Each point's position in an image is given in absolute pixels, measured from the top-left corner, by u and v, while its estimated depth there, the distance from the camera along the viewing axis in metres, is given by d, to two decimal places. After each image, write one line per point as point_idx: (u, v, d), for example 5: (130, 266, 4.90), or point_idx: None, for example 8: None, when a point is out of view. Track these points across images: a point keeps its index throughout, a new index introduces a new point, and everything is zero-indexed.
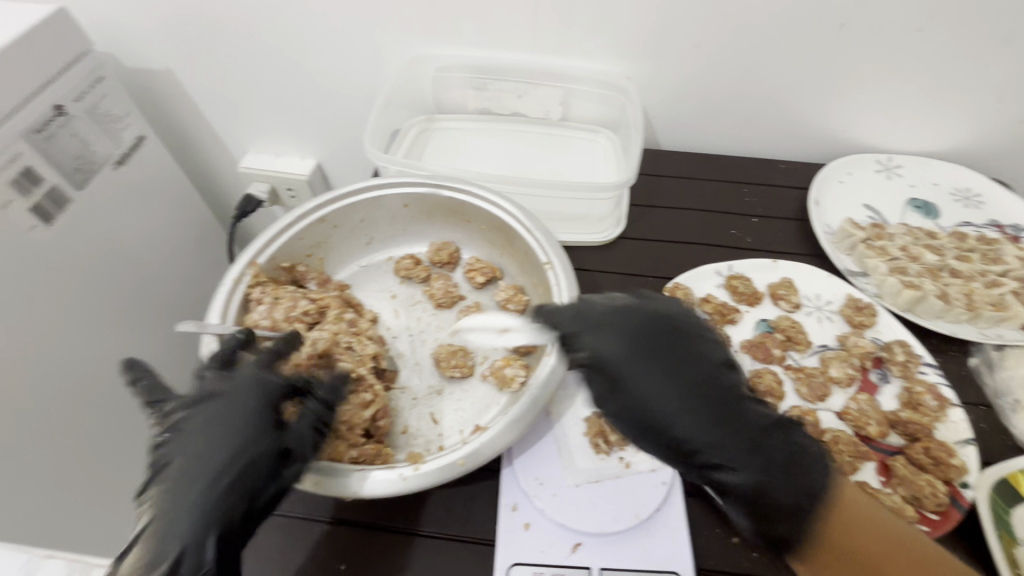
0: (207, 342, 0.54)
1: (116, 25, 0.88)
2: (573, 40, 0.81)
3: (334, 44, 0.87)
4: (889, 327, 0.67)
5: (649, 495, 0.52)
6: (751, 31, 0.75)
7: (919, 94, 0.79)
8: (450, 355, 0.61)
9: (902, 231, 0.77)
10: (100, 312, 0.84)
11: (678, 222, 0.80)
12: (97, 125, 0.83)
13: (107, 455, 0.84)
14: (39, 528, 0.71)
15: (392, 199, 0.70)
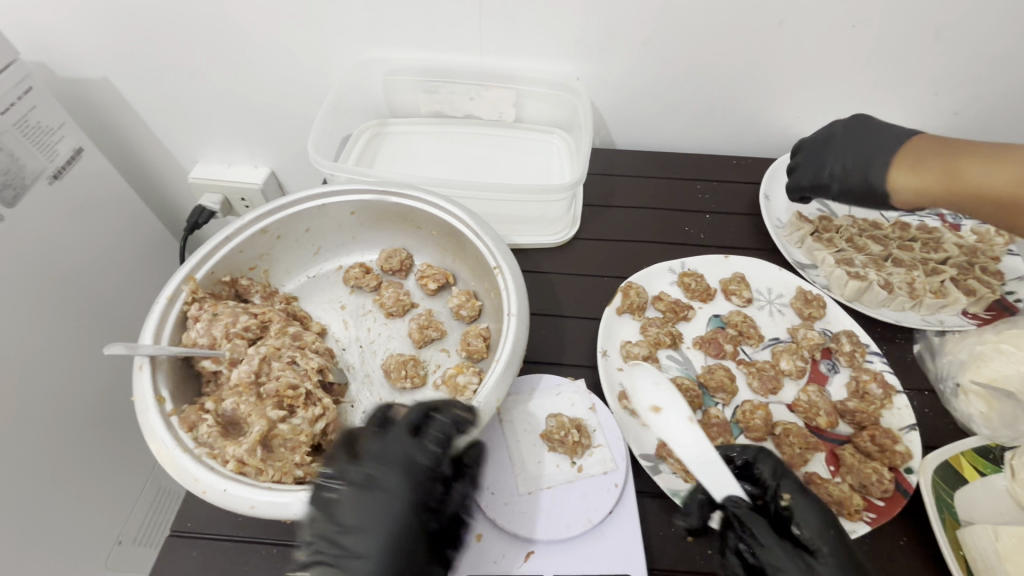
0: (138, 364, 0.51)
1: (47, 37, 0.84)
2: (522, 43, 0.81)
3: (278, 52, 0.86)
4: (837, 318, 0.68)
5: (602, 499, 0.51)
6: (693, 32, 0.76)
7: (859, 88, 0.82)
8: (399, 366, 0.59)
9: (848, 223, 0.78)
10: (43, 336, 0.80)
11: (632, 220, 0.80)
12: (28, 139, 0.79)
13: (61, 484, 0.81)
14: None
15: (339, 206, 0.67)
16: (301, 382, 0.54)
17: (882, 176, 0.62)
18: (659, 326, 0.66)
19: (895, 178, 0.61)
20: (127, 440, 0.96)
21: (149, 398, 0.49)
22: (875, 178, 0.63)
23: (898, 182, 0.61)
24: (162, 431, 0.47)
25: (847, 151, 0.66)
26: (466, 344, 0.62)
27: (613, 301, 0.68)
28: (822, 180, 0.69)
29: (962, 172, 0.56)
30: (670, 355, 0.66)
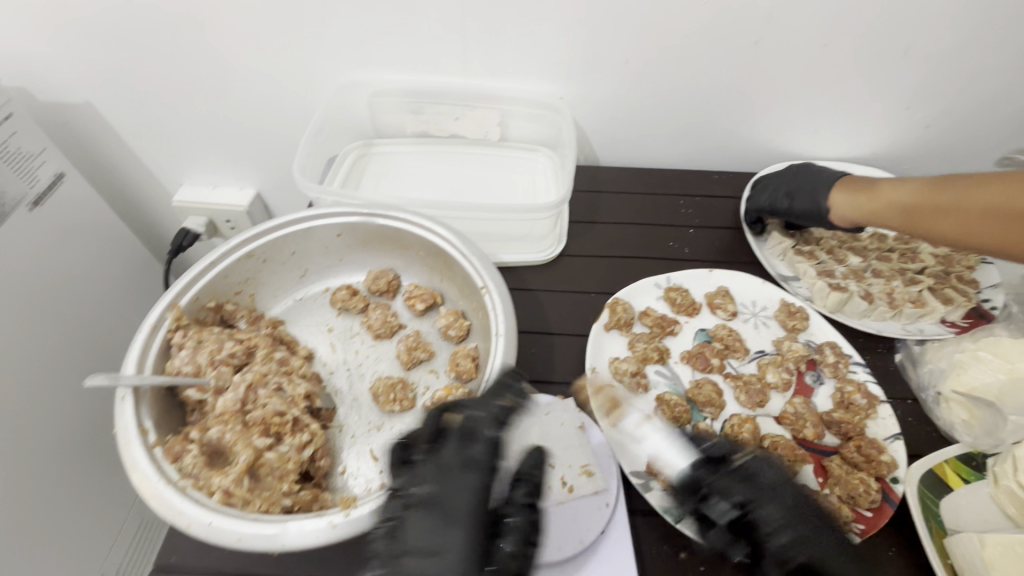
0: (121, 395, 0.50)
1: (26, 60, 0.84)
2: (505, 63, 0.82)
3: (263, 75, 0.86)
4: (820, 330, 0.69)
5: (594, 519, 0.52)
6: (672, 52, 0.78)
7: (833, 104, 0.84)
8: (388, 390, 0.59)
9: (828, 235, 0.80)
10: (23, 364, 0.78)
11: (617, 236, 0.81)
12: (8, 165, 0.78)
13: (39, 517, 0.79)
14: None
15: (325, 229, 0.67)
16: (288, 409, 0.53)
17: (824, 196, 0.73)
18: (646, 342, 0.67)
19: (834, 199, 0.72)
20: (108, 470, 0.93)
21: (131, 430, 0.48)
22: (821, 200, 0.73)
23: (837, 203, 0.71)
24: (145, 462, 0.47)
25: (794, 183, 0.76)
26: (455, 364, 0.62)
27: (601, 317, 0.69)
28: (778, 203, 0.76)
29: (882, 189, 0.66)
30: (658, 371, 0.66)
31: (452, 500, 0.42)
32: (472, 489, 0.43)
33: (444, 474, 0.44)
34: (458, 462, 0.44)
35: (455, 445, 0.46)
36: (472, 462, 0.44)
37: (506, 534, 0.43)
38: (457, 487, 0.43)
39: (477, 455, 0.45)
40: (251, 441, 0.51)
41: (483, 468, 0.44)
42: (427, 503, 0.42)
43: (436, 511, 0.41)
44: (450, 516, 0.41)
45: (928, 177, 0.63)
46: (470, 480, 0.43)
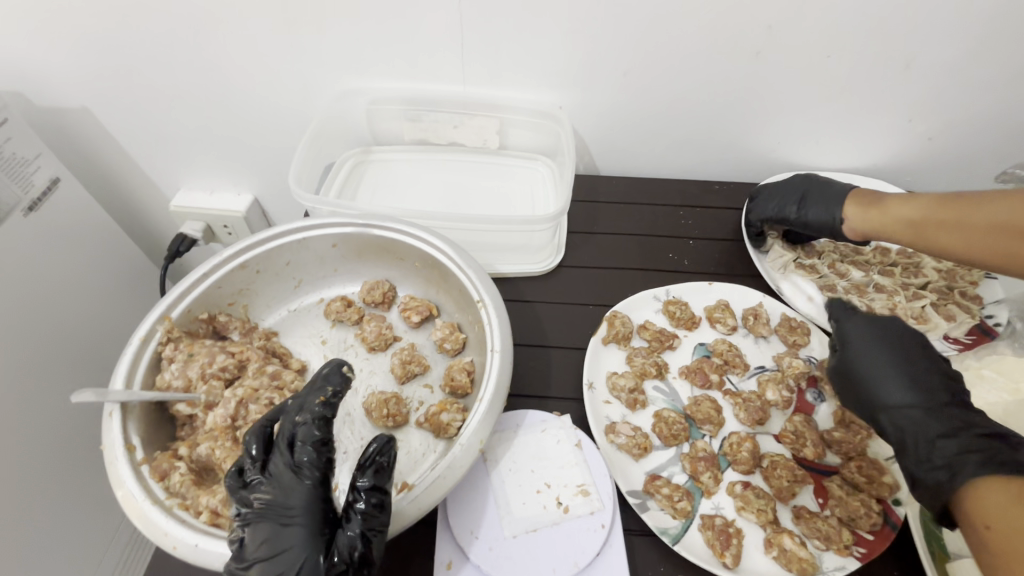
0: (109, 410, 0.49)
1: (22, 64, 0.83)
2: (504, 72, 0.81)
3: (261, 82, 0.86)
4: (821, 345, 0.69)
5: (589, 540, 0.50)
6: (672, 62, 0.77)
7: (835, 116, 0.83)
8: (381, 405, 0.58)
9: (830, 248, 0.79)
10: (13, 372, 0.77)
11: (616, 247, 0.80)
12: (2, 170, 0.77)
13: (28, 528, 0.78)
14: None
15: (320, 240, 0.67)
16: None
17: (836, 208, 0.72)
18: (645, 356, 0.66)
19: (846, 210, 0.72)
20: (100, 479, 0.92)
21: (118, 447, 0.47)
22: (833, 212, 0.72)
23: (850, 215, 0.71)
24: (132, 480, 0.46)
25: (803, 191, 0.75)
26: (450, 379, 0.61)
27: (599, 330, 0.68)
28: (788, 213, 0.75)
29: (889, 206, 0.67)
30: (656, 386, 0.65)
31: (275, 508, 0.42)
32: (300, 503, 0.42)
33: (288, 479, 0.43)
34: (306, 467, 0.43)
35: (306, 442, 0.43)
36: (282, 476, 0.43)
37: (355, 521, 0.43)
38: (280, 495, 0.42)
39: (300, 460, 0.43)
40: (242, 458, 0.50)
41: (308, 479, 0.43)
42: (284, 506, 0.42)
43: (300, 512, 0.42)
44: (304, 518, 0.42)
45: (937, 192, 0.63)
46: (296, 491, 0.42)
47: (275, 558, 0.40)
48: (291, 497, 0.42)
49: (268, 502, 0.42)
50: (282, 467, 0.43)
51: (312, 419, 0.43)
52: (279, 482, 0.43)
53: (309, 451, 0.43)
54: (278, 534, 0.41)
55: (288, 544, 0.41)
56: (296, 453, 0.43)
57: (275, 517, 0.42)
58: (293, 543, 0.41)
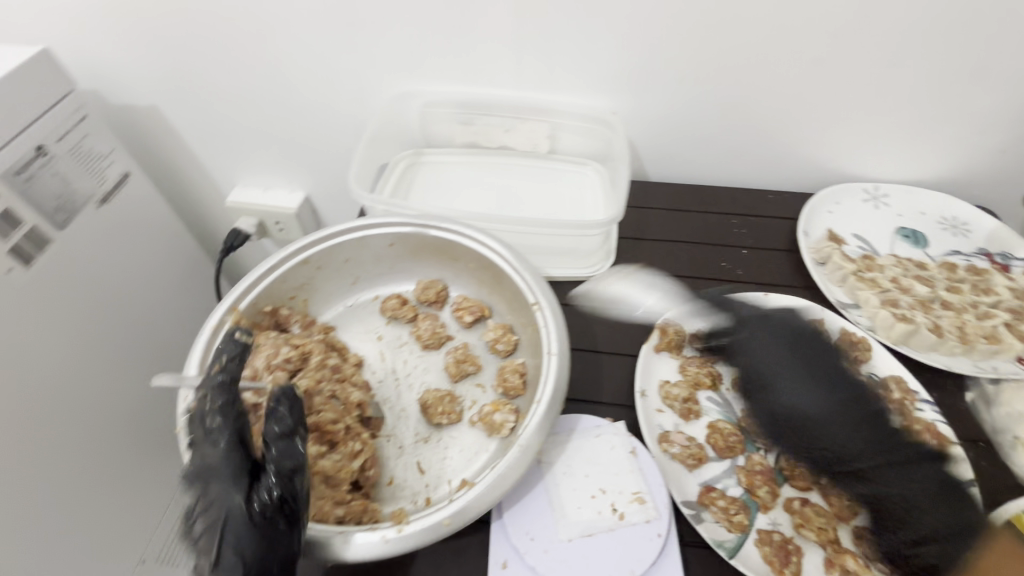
0: (183, 396, 0.52)
1: (101, 65, 0.88)
2: (558, 77, 0.82)
3: (321, 84, 0.89)
4: (884, 362, 0.66)
5: (645, 548, 0.49)
6: (729, 69, 0.76)
7: (900, 126, 0.81)
8: (437, 402, 0.59)
9: (891, 262, 0.76)
10: (80, 354, 0.82)
11: (668, 255, 0.79)
12: (80, 163, 0.82)
13: (88, 503, 0.82)
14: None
15: (378, 238, 0.68)
16: (342, 418, 0.54)
17: None
18: (698, 366, 0.65)
19: None
20: (153, 461, 0.96)
21: (192, 430, 0.50)
22: None
23: None
24: None
25: None
26: (503, 380, 0.61)
27: (651, 338, 0.67)
28: None
29: None
30: (710, 397, 0.63)
31: (205, 463, 0.42)
32: (224, 453, 0.42)
33: (214, 435, 0.43)
34: (226, 417, 0.44)
35: (223, 392, 0.45)
36: (212, 431, 0.43)
37: (279, 469, 0.43)
38: (207, 450, 0.43)
39: (222, 414, 0.44)
40: (307, 448, 0.52)
41: (225, 442, 0.42)
42: (207, 462, 0.42)
43: (226, 464, 0.42)
44: (230, 469, 0.42)
45: None
46: (220, 442, 0.43)
47: (213, 517, 0.40)
48: (215, 446, 0.43)
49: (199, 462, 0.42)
50: (208, 422, 0.44)
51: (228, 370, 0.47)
52: (205, 439, 0.43)
53: (220, 401, 0.45)
54: (210, 492, 0.41)
55: (217, 495, 0.41)
56: (219, 404, 0.45)
57: (204, 481, 0.41)
58: (227, 496, 0.41)
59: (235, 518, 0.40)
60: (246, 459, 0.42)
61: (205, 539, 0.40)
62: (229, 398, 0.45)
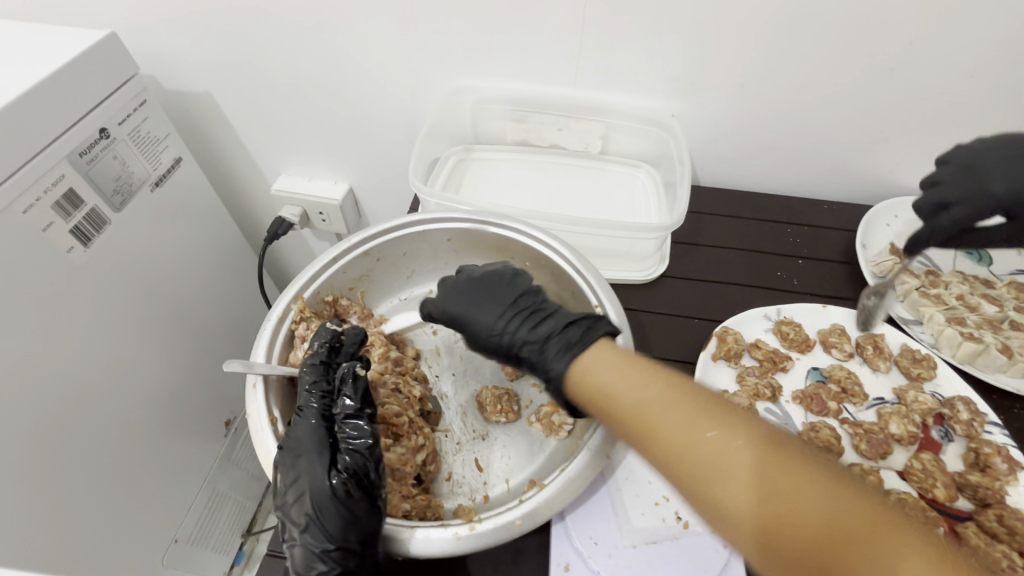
0: (251, 382, 0.52)
1: (160, 49, 0.89)
2: (617, 77, 0.81)
3: (376, 75, 0.88)
4: (948, 381, 0.64)
5: (711, 559, 0.49)
6: (797, 74, 0.75)
7: (969, 139, 0.78)
8: (495, 400, 0.59)
9: (957, 279, 0.74)
10: (129, 335, 0.82)
11: (723, 262, 0.78)
12: (137, 146, 0.83)
13: (128, 482, 0.83)
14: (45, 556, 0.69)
15: (437, 233, 0.68)
16: (406, 411, 0.55)
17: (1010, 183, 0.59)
18: (758, 377, 0.65)
19: None
20: (189, 443, 0.98)
21: (263, 417, 0.50)
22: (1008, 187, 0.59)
23: None
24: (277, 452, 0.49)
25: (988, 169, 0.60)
26: None
27: (708, 346, 0.66)
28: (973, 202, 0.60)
29: None
30: (769, 408, 0.64)
31: (296, 446, 0.47)
32: (309, 439, 0.47)
33: (303, 421, 0.49)
34: (311, 408, 0.50)
35: (312, 383, 0.51)
36: (302, 419, 0.49)
37: (354, 445, 0.48)
38: (297, 437, 0.48)
39: (311, 404, 0.50)
40: None
41: (314, 418, 0.49)
42: (296, 446, 0.47)
43: (313, 446, 0.47)
44: (314, 449, 0.47)
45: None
46: (307, 429, 0.48)
47: (303, 492, 0.45)
48: (305, 432, 0.48)
49: (290, 444, 0.48)
50: (299, 413, 0.50)
51: (312, 365, 0.52)
52: (294, 427, 0.49)
53: (310, 395, 0.51)
54: (299, 472, 0.46)
55: (307, 474, 0.46)
56: (306, 396, 0.51)
57: (292, 452, 0.47)
58: (315, 473, 0.46)
59: (322, 494, 0.45)
60: (329, 436, 0.48)
61: (301, 515, 0.45)
62: (317, 390, 0.51)
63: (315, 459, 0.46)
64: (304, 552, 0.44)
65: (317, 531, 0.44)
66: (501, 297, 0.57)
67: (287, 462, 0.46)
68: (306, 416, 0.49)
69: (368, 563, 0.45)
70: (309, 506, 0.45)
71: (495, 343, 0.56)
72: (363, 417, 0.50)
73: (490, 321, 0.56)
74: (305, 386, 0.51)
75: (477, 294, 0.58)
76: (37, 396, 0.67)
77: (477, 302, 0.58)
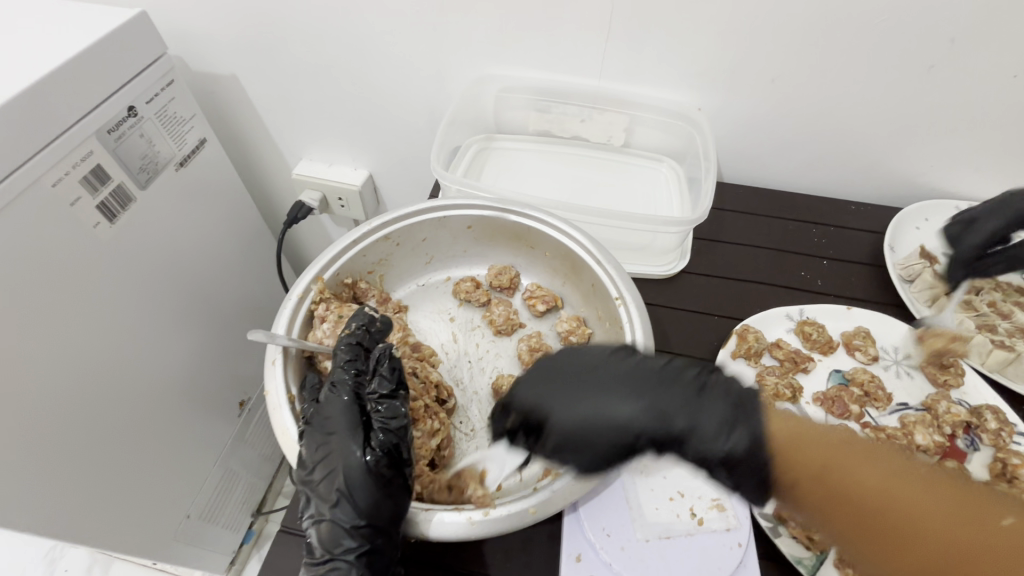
0: (272, 357, 0.53)
1: (188, 30, 0.90)
2: (644, 69, 0.79)
3: (401, 61, 0.88)
4: (976, 390, 0.63)
5: (725, 558, 0.48)
6: (830, 70, 0.73)
7: (1007, 143, 0.76)
8: None
9: (989, 285, 0.73)
10: (151, 311, 0.84)
11: (745, 259, 0.77)
12: (164, 126, 0.84)
13: (145, 456, 0.85)
14: (63, 525, 0.71)
15: (458, 219, 0.68)
16: (422, 396, 0.55)
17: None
18: (778, 377, 0.63)
19: None
20: (205, 421, 0.99)
21: (281, 395, 0.51)
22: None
23: None
24: (294, 428, 0.49)
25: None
26: None
27: (728, 344, 0.65)
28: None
29: None
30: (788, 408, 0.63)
31: (328, 422, 0.48)
32: (343, 415, 0.48)
33: (335, 397, 0.49)
34: (344, 385, 0.50)
35: (343, 361, 0.52)
36: (334, 396, 0.49)
37: (388, 424, 0.48)
38: (330, 413, 0.48)
39: (346, 381, 0.50)
40: None
41: (347, 395, 0.49)
42: (329, 422, 0.48)
43: (345, 423, 0.47)
44: (347, 427, 0.47)
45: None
46: (340, 405, 0.49)
47: (334, 468, 0.45)
48: (338, 408, 0.48)
49: (321, 419, 0.48)
50: (332, 389, 0.50)
51: (346, 345, 0.53)
52: (326, 402, 0.49)
53: (342, 372, 0.51)
54: (332, 448, 0.46)
55: (339, 450, 0.46)
56: (339, 372, 0.51)
57: (322, 429, 0.47)
58: (347, 450, 0.46)
59: (354, 470, 0.45)
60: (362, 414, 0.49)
61: (329, 490, 0.45)
62: (353, 367, 0.52)
63: (348, 435, 0.47)
64: (332, 527, 0.44)
65: (347, 507, 0.45)
66: (625, 376, 0.48)
67: (318, 437, 0.47)
68: (338, 394, 0.49)
69: (393, 544, 0.45)
70: (339, 483, 0.45)
71: (632, 438, 0.45)
72: (397, 398, 0.50)
73: (632, 410, 0.45)
74: (339, 363, 0.52)
75: (594, 381, 0.48)
76: (62, 367, 0.68)
77: (601, 387, 0.48)
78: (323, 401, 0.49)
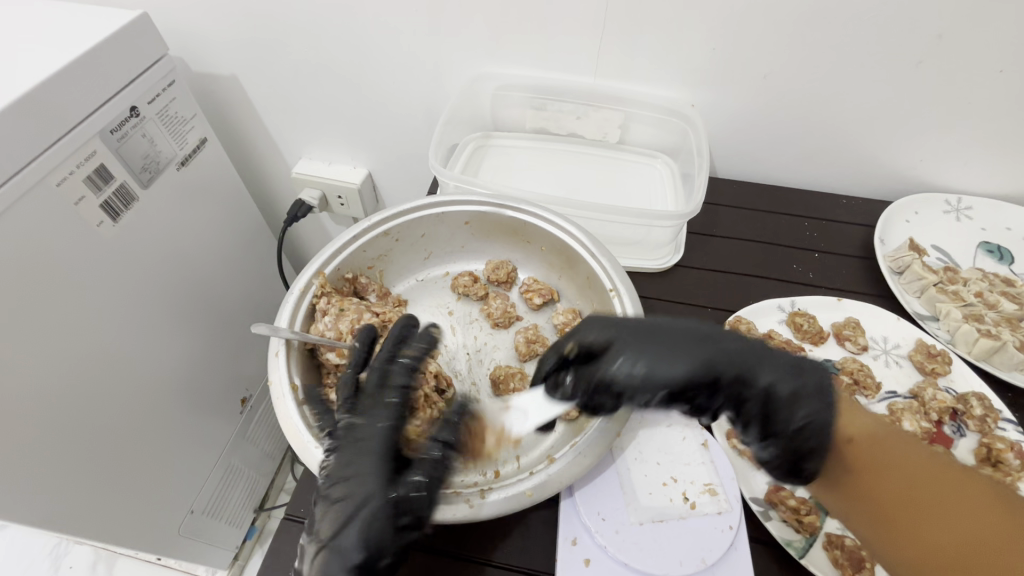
0: (275, 349, 0.54)
1: (189, 30, 0.91)
2: (638, 67, 0.81)
3: (398, 61, 0.89)
4: (962, 378, 0.64)
5: (716, 540, 0.49)
6: (821, 66, 0.74)
7: (994, 137, 0.77)
8: (507, 378, 0.60)
9: (976, 276, 0.74)
10: (153, 308, 0.85)
11: (738, 253, 0.78)
12: (165, 126, 0.85)
13: (148, 450, 0.86)
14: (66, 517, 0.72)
15: (456, 215, 0.69)
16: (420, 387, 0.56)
17: None
18: None
19: None
20: (206, 417, 1.01)
21: (284, 385, 0.53)
22: None
23: None
24: (298, 416, 0.51)
25: None
26: None
27: None
28: None
29: None
30: None
31: (362, 442, 0.47)
32: (376, 442, 0.47)
33: (373, 420, 0.48)
34: (384, 408, 0.49)
35: (396, 380, 0.51)
36: (370, 417, 0.49)
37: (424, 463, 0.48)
38: (361, 438, 0.47)
39: (389, 401, 0.49)
40: None
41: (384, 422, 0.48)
42: (361, 445, 0.47)
43: (379, 450, 0.47)
44: (381, 452, 0.47)
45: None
46: (373, 433, 0.47)
47: (355, 493, 0.45)
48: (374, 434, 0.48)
49: (355, 438, 0.48)
50: (371, 409, 0.49)
51: (404, 363, 0.52)
52: (361, 420, 0.48)
53: (388, 392, 0.50)
54: (360, 475, 0.46)
55: (366, 476, 0.46)
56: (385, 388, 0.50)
57: (353, 451, 0.47)
58: (377, 475, 0.46)
59: (379, 500, 0.45)
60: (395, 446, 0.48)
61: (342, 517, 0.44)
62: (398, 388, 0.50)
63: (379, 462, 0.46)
64: (330, 554, 0.43)
65: (358, 537, 0.44)
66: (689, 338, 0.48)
67: (347, 457, 0.47)
68: (380, 415, 0.49)
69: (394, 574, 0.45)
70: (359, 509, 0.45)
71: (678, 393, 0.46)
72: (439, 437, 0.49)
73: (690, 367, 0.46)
74: (385, 378, 0.51)
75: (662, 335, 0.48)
76: (67, 363, 0.70)
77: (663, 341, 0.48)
78: (363, 417, 0.49)
